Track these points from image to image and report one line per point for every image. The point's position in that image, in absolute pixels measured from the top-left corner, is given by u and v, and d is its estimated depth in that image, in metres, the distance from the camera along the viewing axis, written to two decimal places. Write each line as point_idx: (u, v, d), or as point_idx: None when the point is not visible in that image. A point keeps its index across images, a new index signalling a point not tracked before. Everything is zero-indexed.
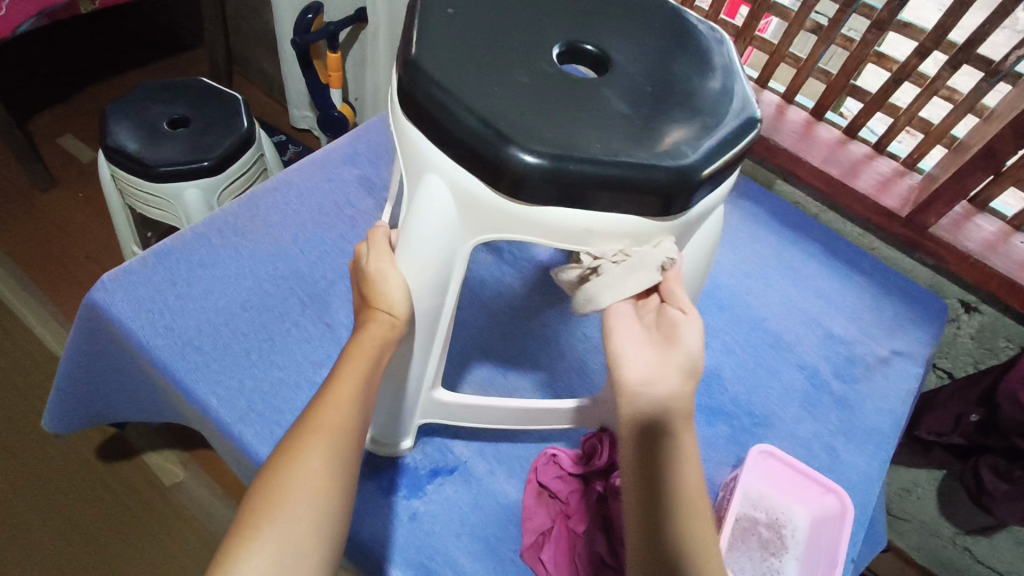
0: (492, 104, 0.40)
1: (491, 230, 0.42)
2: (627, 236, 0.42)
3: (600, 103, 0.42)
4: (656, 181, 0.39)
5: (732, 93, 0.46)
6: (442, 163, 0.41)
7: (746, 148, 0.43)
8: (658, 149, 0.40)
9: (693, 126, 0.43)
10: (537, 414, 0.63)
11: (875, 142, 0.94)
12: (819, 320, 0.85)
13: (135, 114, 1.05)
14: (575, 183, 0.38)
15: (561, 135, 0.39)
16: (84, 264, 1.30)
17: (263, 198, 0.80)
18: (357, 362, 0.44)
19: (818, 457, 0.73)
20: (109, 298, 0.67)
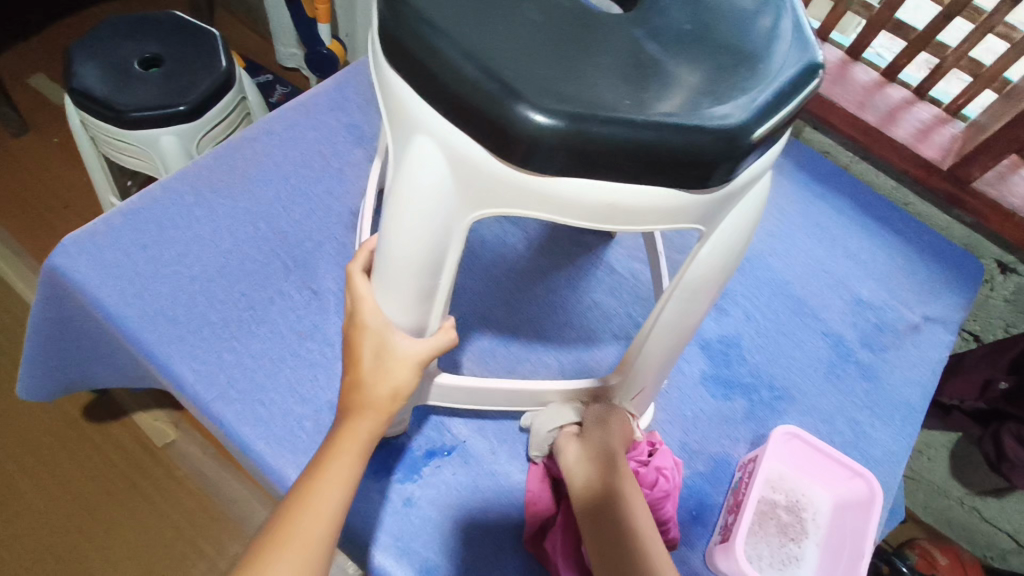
0: (496, 49, 0.32)
1: (493, 205, 0.35)
2: (655, 211, 0.35)
3: (627, 45, 0.35)
4: (698, 148, 0.32)
5: (785, 34, 0.38)
6: (435, 124, 0.33)
7: (803, 105, 0.36)
8: (699, 107, 0.33)
9: (741, 76, 0.35)
10: (545, 394, 0.58)
11: (916, 86, 0.85)
12: (847, 283, 0.79)
13: (102, 52, 0.95)
14: (597, 150, 0.31)
15: (581, 88, 0.32)
16: (61, 214, 1.22)
17: (241, 148, 0.73)
18: (359, 425, 0.43)
19: (841, 432, 0.69)
20: (71, 263, 0.60)
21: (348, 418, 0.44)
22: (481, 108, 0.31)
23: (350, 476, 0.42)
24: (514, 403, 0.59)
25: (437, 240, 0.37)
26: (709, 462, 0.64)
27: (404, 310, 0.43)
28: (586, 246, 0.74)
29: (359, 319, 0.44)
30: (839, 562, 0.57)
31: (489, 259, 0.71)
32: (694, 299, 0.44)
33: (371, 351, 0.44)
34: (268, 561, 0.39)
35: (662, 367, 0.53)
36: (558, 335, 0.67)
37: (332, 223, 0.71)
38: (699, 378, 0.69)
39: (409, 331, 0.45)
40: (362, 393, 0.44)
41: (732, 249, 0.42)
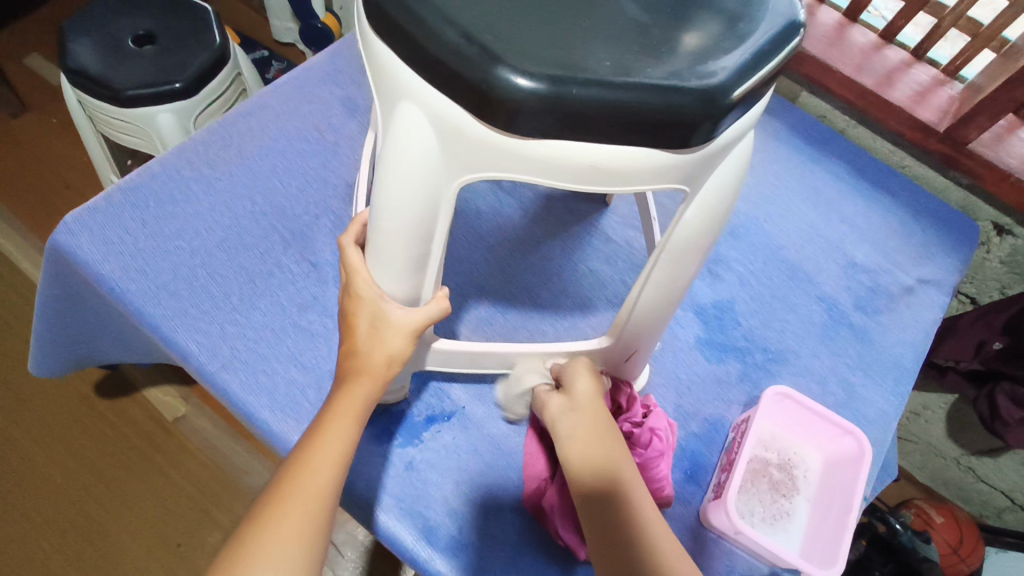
0: (477, 14, 0.33)
1: (480, 169, 0.36)
2: (639, 172, 0.36)
3: (609, 8, 0.35)
4: (678, 107, 0.32)
5: None
6: (419, 89, 0.34)
7: (784, 64, 0.36)
8: (679, 67, 0.33)
9: (722, 35, 0.35)
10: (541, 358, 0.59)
11: (914, 47, 0.84)
12: (841, 247, 0.79)
13: (95, 30, 0.95)
14: (577, 113, 0.32)
15: (561, 51, 0.32)
16: (62, 194, 1.23)
17: (237, 123, 0.73)
18: (353, 391, 0.44)
19: (833, 393, 0.70)
20: (73, 240, 0.61)
21: (345, 384, 0.45)
22: (461, 73, 0.32)
23: (351, 435, 0.44)
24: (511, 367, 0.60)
25: (425, 205, 0.37)
26: (703, 424, 0.65)
27: (395, 281, 0.44)
28: (581, 214, 0.74)
29: (354, 291, 0.45)
30: (829, 516, 0.59)
31: (486, 229, 0.71)
32: (681, 260, 0.45)
33: (367, 321, 0.45)
34: (272, 515, 0.39)
35: (654, 330, 0.54)
36: (554, 303, 0.68)
37: (329, 196, 0.72)
38: (694, 342, 0.70)
39: (403, 301, 0.46)
40: (359, 360, 0.45)
41: (716, 210, 0.42)
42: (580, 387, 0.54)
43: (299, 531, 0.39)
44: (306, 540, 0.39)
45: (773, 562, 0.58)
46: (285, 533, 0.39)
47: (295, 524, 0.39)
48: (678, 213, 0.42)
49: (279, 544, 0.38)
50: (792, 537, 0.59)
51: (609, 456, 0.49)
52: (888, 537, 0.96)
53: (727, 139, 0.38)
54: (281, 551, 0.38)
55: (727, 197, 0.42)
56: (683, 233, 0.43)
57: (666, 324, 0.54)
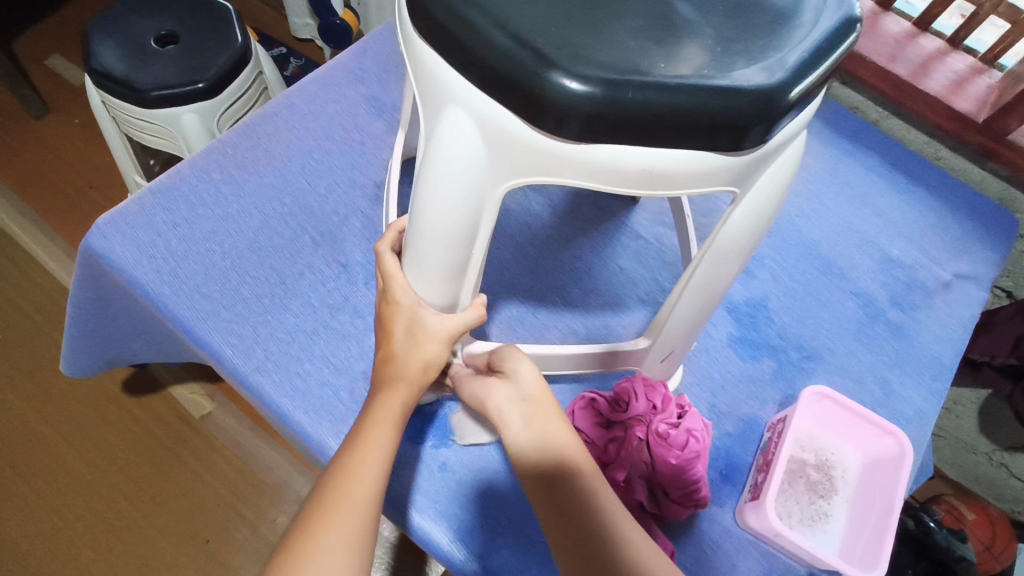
0: (527, 16, 0.32)
1: (526, 173, 0.35)
2: (689, 174, 0.35)
3: (661, 9, 0.34)
4: (734, 108, 0.32)
5: None
6: (467, 92, 0.33)
7: (839, 62, 0.35)
8: (735, 68, 0.32)
9: (777, 33, 0.34)
10: (563, 359, 0.59)
11: (951, 36, 0.82)
12: (876, 242, 0.78)
13: (118, 31, 0.95)
14: (631, 116, 0.31)
15: (615, 53, 0.31)
16: (87, 194, 1.24)
17: (263, 124, 0.73)
18: (392, 395, 0.45)
19: (870, 391, 0.68)
20: (107, 243, 0.62)
21: (383, 390, 0.45)
22: (513, 77, 0.31)
23: (390, 441, 0.43)
24: (545, 367, 0.59)
25: (469, 210, 0.37)
26: (738, 423, 0.65)
27: (434, 288, 0.44)
28: (610, 211, 0.73)
29: (392, 297, 0.45)
30: (868, 517, 0.58)
31: (514, 227, 0.71)
32: (724, 261, 0.44)
33: (404, 328, 0.45)
34: (319, 524, 0.39)
35: (690, 331, 0.53)
36: (584, 301, 0.68)
37: (357, 196, 0.71)
38: (727, 340, 0.69)
39: (440, 307, 0.46)
40: (395, 366, 0.45)
41: (764, 210, 0.41)
42: (527, 383, 0.51)
43: (348, 539, 0.39)
44: (354, 546, 0.39)
45: (811, 564, 0.57)
46: (333, 539, 0.38)
47: (344, 529, 0.39)
48: (725, 214, 0.42)
49: (330, 549, 0.38)
50: (831, 539, 0.59)
51: (559, 447, 0.47)
52: (921, 534, 0.94)
53: (779, 138, 0.37)
54: (331, 559, 0.38)
55: (775, 198, 0.41)
56: (729, 233, 0.42)
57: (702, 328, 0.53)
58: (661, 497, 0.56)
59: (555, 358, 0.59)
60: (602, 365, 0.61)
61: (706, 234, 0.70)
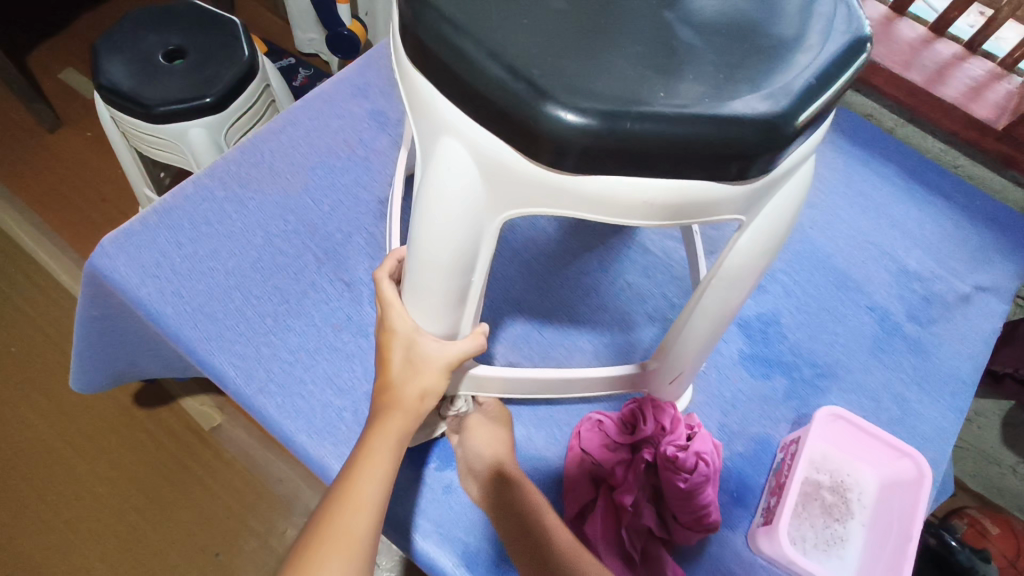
0: (522, 45, 0.31)
1: (524, 204, 0.34)
2: (692, 204, 0.34)
3: (663, 33, 0.33)
4: (738, 139, 0.30)
5: (830, 8, 0.36)
6: (462, 123, 0.32)
7: (848, 86, 0.34)
8: (739, 96, 0.31)
9: (782, 56, 0.33)
10: (572, 382, 0.57)
11: (968, 40, 0.80)
12: (891, 254, 0.76)
13: (127, 47, 0.96)
14: (631, 147, 0.30)
15: (613, 83, 0.30)
16: (100, 207, 1.25)
17: (267, 141, 0.73)
18: (389, 423, 0.43)
19: (887, 410, 0.66)
20: (111, 264, 0.62)
21: (380, 417, 0.44)
22: (507, 109, 0.30)
23: (387, 469, 0.42)
24: (554, 391, 0.58)
25: (467, 241, 0.36)
26: (750, 443, 0.63)
27: (433, 317, 0.43)
28: (617, 226, 0.72)
29: (389, 324, 0.44)
30: (885, 542, 0.56)
31: (520, 243, 0.70)
32: (732, 288, 0.43)
33: (401, 355, 0.44)
34: (314, 556, 0.38)
35: (699, 353, 0.51)
36: (591, 318, 0.66)
37: (361, 213, 0.71)
38: (738, 357, 0.67)
39: (440, 335, 0.45)
40: (393, 393, 0.44)
41: (773, 237, 0.40)
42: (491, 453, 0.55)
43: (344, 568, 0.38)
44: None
45: None
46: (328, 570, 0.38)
47: (340, 560, 0.38)
48: (732, 238, 0.40)
49: None
50: (847, 565, 0.57)
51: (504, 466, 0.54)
52: (942, 552, 0.92)
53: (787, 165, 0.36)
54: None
55: (785, 224, 0.40)
56: (737, 259, 0.41)
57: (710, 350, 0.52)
58: (670, 520, 0.56)
59: (566, 383, 0.57)
60: (612, 388, 0.59)
61: (715, 248, 0.69)
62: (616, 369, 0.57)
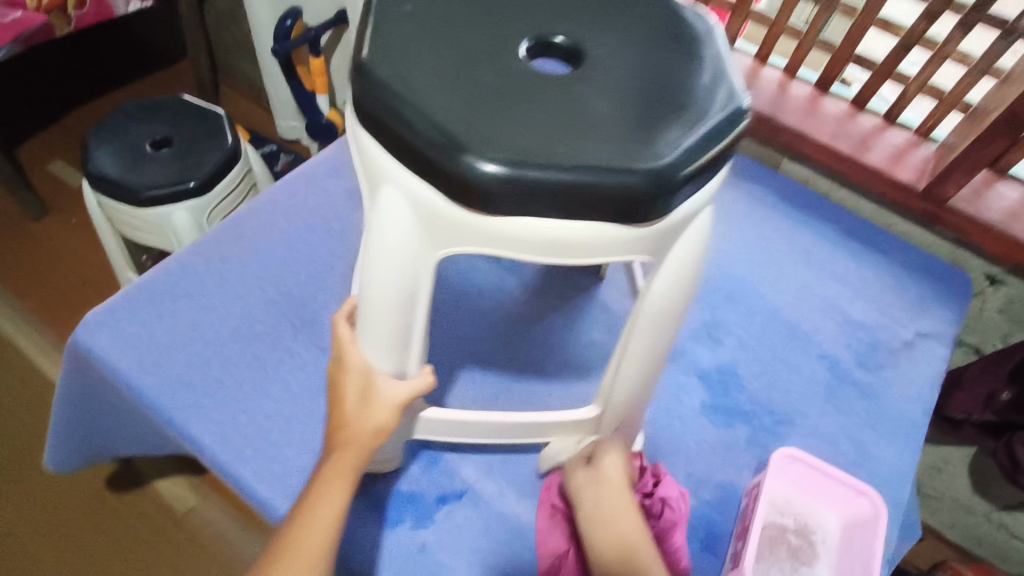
0: (451, 110, 0.38)
1: (454, 243, 0.40)
2: (597, 243, 0.40)
3: (571, 102, 0.40)
4: (628, 184, 0.37)
5: (713, 84, 0.44)
6: (401, 173, 0.39)
7: (727, 150, 0.41)
8: (631, 151, 0.38)
9: (667, 120, 0.41)
10: (532, 429, 0.58)
11: (886, 113, 0.90)
12: (836, 305, 0.81)
13: (116, 138, 1.02)
14: (539, 192, 0.37)
15: (526, 140, 0.37)
16: (82, 291, 1.28)
17: (248, 219, 0.77)
18: (338, 472, 0.46)
19: (845, 452, 0.69)
20: (94, 338, 0.64)
21: (331, 464, 0.46)
22: (436, 160, 0.37)
23: (336, 510, 0.45)
24: (512, 437, 0.59)
25: (410, 277, 0.42)
26: (715, 491, 0.65)
27: (384, 355, 0.46)
28: (580, 286, 0.77)
29: (344, 362, 0.47)
30: None
31: (488, 305, 0.74)
32: (655, 327, 0.47)
33: (357, 394, 0.47)
34: None
35: (642, 394, 0.55)
36: (558, 375, 0.70)
37: (337, 283, 0.75)
38: (700, 408, 0.71)
39: (392, 374, 0.48)
40: (345, 437, 0.46)
41: (681, 280, 0.45)
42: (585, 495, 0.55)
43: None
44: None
45: None
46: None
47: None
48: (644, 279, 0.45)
49: None
50: None
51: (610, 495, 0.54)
52: None
53: (686, 211, 0.42)
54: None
55: (691, 269, 0.45)
56: (648, 298, 0.45)
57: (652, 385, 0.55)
58: None
59: (521, 426, 0.58)
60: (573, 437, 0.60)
61: None
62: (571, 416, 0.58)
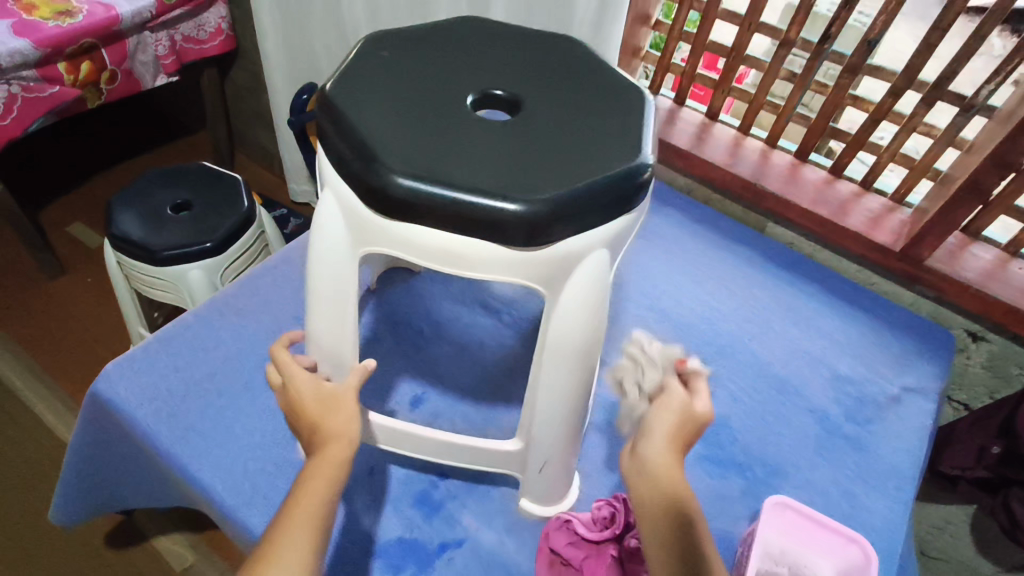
0: (380, 133, 0.49)
1: (369, 244, 0.52)
2: (479, 258, 0.49)
3: (484, 140, 0.50)
4: (504, 214, 0.45)
5: (622, 143, 0.52)
6: (337, 182, 0.52)
7: (609, 196, 0.48)
8: (514, 183, 0.47)
9: (567, 167, 0.49)
10: (477, 454, 0.61)
11: (862, 180, 0.97)
12: (824, 361, 0.84)
13: (139, 201, 1.08)
14: (426, 203, 0.46)
15: (428, 163, 0.47)
16: (92, 348, 1.31)
17: (262, 277, 0.82)
18: (322, 470, 0.48)
19: (837, 504, 0.71)
20: (113, 387, 0.67)
21: (316, 457, 0.49)
22: (354, 166, 0.48)
23: (320, 510, 0.47)
24: (457, 460, 0.62)
25: (342, 268, 0.54)
26: None
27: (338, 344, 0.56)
28: None
29: (292, 383, 0.54)
30: None
31: (489, 358, 0.78)
32: (561, 361, 0.52)
33: (318, 400, 0.53)
34: None
35: (569, 439, 0.58)
36: None
37: None
38: (694, 459, 0.73)
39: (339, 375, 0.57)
40: (323, 434, 0.51)
41: (581, 311, 0.50)
42: (655, 421, 0.52)
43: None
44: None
45: None
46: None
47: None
48: (547, 307, 0.52)
49: None
50: None
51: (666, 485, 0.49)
52: None
53: (575, 246, 0.49)
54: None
55: (592, 303, 0.51)
56: (553, 328, 0.51)
57: (582, 433, 0.59)
58: None
59: (470, 450, 0.61)
60: (513, 467, 0.62)
61: None
62: (511, 444, 0.61)
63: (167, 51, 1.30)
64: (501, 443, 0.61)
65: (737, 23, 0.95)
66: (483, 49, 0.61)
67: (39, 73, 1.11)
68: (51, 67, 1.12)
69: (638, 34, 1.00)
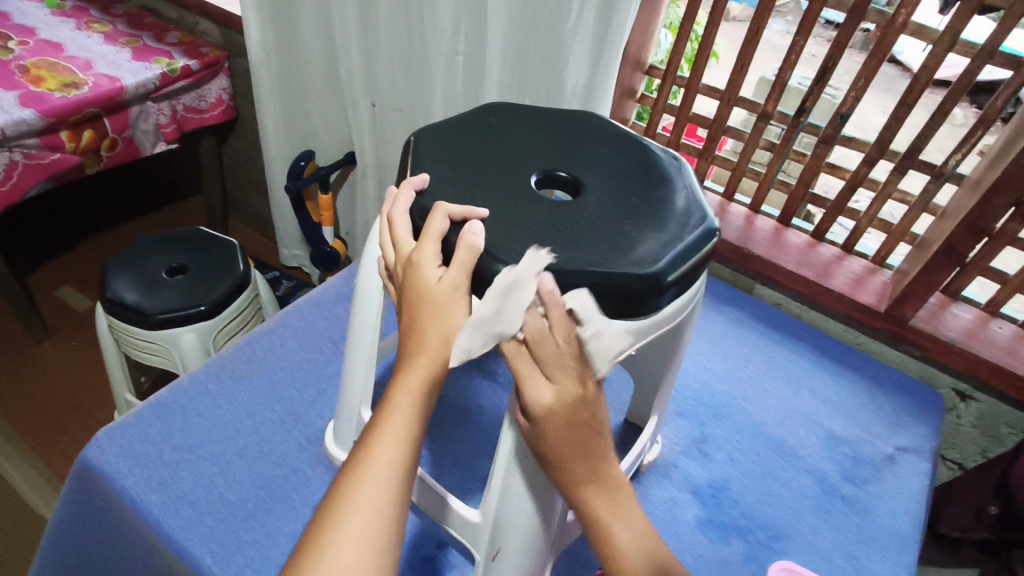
0: (433, 178, 0.55)
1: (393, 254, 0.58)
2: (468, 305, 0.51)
3: (519, 210, 0.53)
4: (491, 271, 0.48)
5: (653, 247, 0.51)
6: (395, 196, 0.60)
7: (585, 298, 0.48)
8: (514, 249, 0.49)
9: (574, 252, 0.49)
10: (448, 514, 0.60)
11: (843, 244, 1.00)
12: (819, 421, 0.85)
13: (135, 266, 1.09)
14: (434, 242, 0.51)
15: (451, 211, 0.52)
16: (76, 415, 1.29)
17: (259, 340, 0.82)
18: (410, 386, 0.47)
19: (841, 569, 0.70)
20: (103, 456, 0.66)
21: (408, 364, 0.48)
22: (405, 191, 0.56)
23: (408, 438, 0.46)
24: (435, 512, 0.62)
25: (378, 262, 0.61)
26: None
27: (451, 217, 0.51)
28: None
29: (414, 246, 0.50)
30: None
31: (487, 421, 0.78)
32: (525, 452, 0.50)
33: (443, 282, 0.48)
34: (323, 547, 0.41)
35: (531, 541, 0.54)
36: None
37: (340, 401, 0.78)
38: (695, 522, 0.72)
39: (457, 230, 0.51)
40: (420, 340, 0.48)
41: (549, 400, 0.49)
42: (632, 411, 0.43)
43: (363, 530, 0.42)
44: (385, 534, 0.43)
45: None
46: (354, 527, 0.42)
47: (366, 521, 0.43)
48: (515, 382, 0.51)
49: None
50: None
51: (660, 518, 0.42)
52: None
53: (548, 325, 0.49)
54: (349, 552, 0.41)
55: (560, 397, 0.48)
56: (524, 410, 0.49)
57: (553, 537, 0.55)
58: None
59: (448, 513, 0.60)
60: (473, 543, 0.59)
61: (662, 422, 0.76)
62: (474, 515, 0.58)
63: (169, 120, 1.34)
64: (469, 511, 0.59)
65: (717, 97, 1.01)
66: (565, 133, 0.63)
67: (42, 141, 1.13)
68: (53, 134, 1.14)
69: (625, 107, 1.05)
